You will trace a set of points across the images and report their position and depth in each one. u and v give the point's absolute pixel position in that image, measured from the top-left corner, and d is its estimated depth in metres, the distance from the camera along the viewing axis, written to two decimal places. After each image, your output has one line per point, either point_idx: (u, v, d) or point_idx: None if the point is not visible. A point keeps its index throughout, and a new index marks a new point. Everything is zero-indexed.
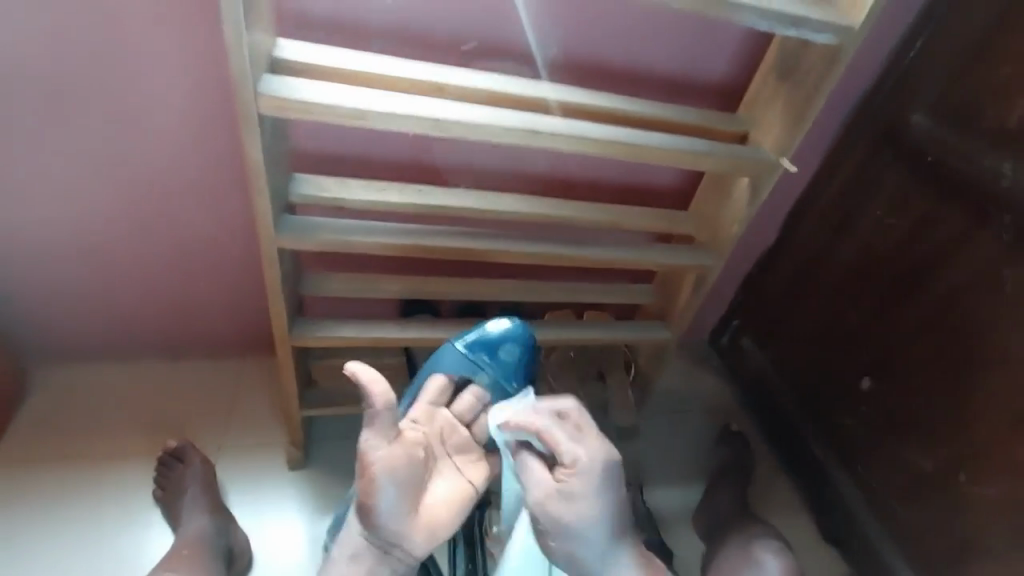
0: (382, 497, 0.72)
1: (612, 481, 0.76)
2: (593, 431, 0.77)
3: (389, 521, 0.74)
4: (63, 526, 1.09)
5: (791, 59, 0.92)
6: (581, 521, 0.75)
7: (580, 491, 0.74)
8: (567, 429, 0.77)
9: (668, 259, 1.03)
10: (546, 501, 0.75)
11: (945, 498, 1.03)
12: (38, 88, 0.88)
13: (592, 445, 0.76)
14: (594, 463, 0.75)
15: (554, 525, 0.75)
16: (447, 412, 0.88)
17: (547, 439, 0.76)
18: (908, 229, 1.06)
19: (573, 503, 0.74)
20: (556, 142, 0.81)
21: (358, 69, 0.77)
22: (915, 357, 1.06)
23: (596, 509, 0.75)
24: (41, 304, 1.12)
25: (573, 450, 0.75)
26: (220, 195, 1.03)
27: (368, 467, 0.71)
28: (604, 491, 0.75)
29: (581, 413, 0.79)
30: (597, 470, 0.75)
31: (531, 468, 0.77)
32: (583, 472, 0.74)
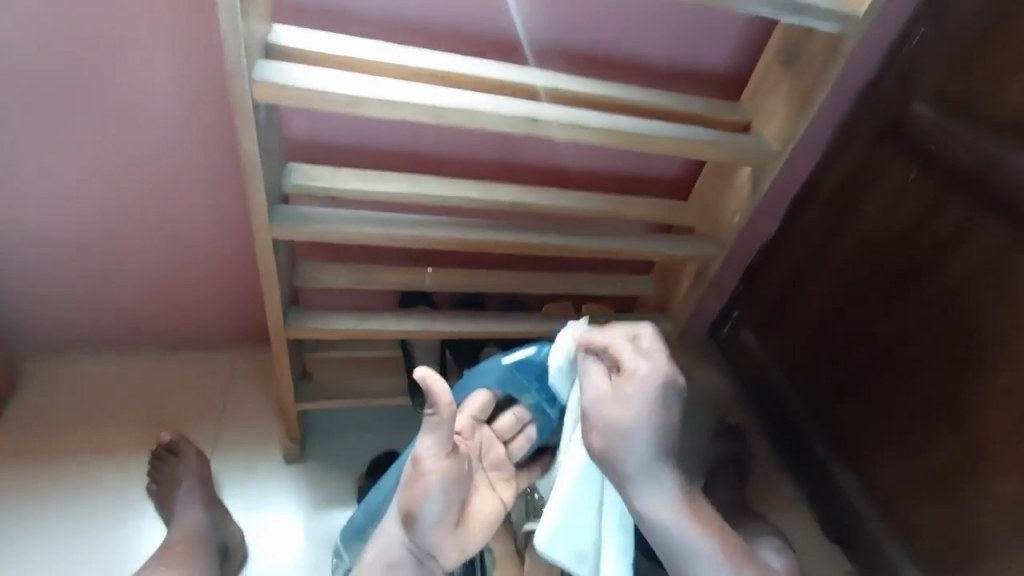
0: (427, 507, 0.68)
1: (669, 405, 0.68)
2: (661, 352, 0.70)
3: (427, 533, 0.70)
4: (57, 520, 1.08)
5: (795, 47, 0.90)
6: (634, 426, 0.67)
7: (634, 398, 0.67)
8: (634, 346, 0.70)
9: (669, 250, 1.02)
10: (603, 403, 0.68)
11: (947, 493, 1.03)
12: (26, 76, 0.86)
13: (657, 361, 0.69)
14: (657, 377, 0.68)
15: (606, 422, 0.67)
16: (488, 429, 0.79)
17: (615, 354, 0.69)
18: (912, 219, 1.04)
19: (630, 406, 0.67)
20: (556, 131, 0.80)
21: (353, 56, 0.75)
22: (919, 351, 1.05)
23: (645, 423, 0.67)
24: (33, 297, 1.11)
25: (638, 361, 0.68)
26: (212, 186, 1.01)
27: (421, 471, 0.68)
28: (661, 410, 0.68)
29: (653, 335, 0.71)
30: (660, 381, 0.68)
31: (590, 364, 0.71)
32: (642, 383, 0.67)
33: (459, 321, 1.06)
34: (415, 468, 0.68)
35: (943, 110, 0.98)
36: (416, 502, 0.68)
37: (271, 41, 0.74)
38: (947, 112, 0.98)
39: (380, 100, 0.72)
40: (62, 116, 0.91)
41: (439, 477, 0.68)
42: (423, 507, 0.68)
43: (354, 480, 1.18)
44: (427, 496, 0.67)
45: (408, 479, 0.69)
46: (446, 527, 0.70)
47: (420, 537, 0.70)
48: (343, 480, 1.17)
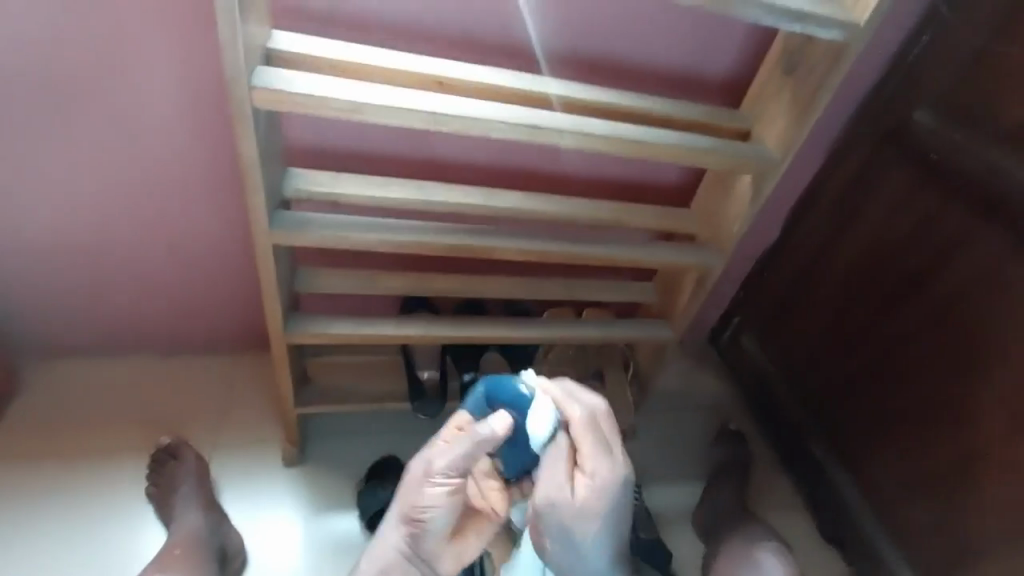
0: (429, 519, 0.72)
1: (619, 502, 0.73)
2: (617, 448, 0.73)
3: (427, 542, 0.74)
4: (56, 521, 1.08)
5: (796, 54, 0.90)
6: (584, 532, 0.73)
7: (589, 503, 0.71)
8: (595, 437, 0.72)
9: (669, 257, 1.02)
10: (556, 507, 0.70)
11: (947, 502, 1.02)
12: (29, 80, 0.86)
13: (609, 457, 0.72)
14: (611, 481, 0.71)
15: (561, 526, 0.72)
16: None
17: (574, 435, 0.72)
18: (912, 227, 1.04)
19: (582, 510, 0.71)
20: (556, 138, 0.80)
21: (353, 62, 0.75)
22: (918, 361, 1.05)
23: (595, 524, 0.72)
24: (35, 299, 1.12)
25: (596, 462, 0.71)
26: (213, 190, 1.01)
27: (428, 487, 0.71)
28: (610, 509, 0.72)
29: (609, 415, 0.75)
30: (611, 486, 0.71)
31: (549, 462, 0.71)
32: (598, 487, 0.71)
33: (459, 326, 1.06)
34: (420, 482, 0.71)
35: (943, 118, 0.98)
36: (417, 512, 0.72)
37: (271, 46, 0.74)
38: (948, 120, 0.97)
39: (379, 106, 0.72)
40: (64, 119, 0.91)
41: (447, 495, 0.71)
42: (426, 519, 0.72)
43: (353, 485, 1.17)
44: (431, 510, 0.71)
45: (410, 490, 0.72)
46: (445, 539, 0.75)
47: (419, 545, 0.74)
48: (342, 484, 1.17)
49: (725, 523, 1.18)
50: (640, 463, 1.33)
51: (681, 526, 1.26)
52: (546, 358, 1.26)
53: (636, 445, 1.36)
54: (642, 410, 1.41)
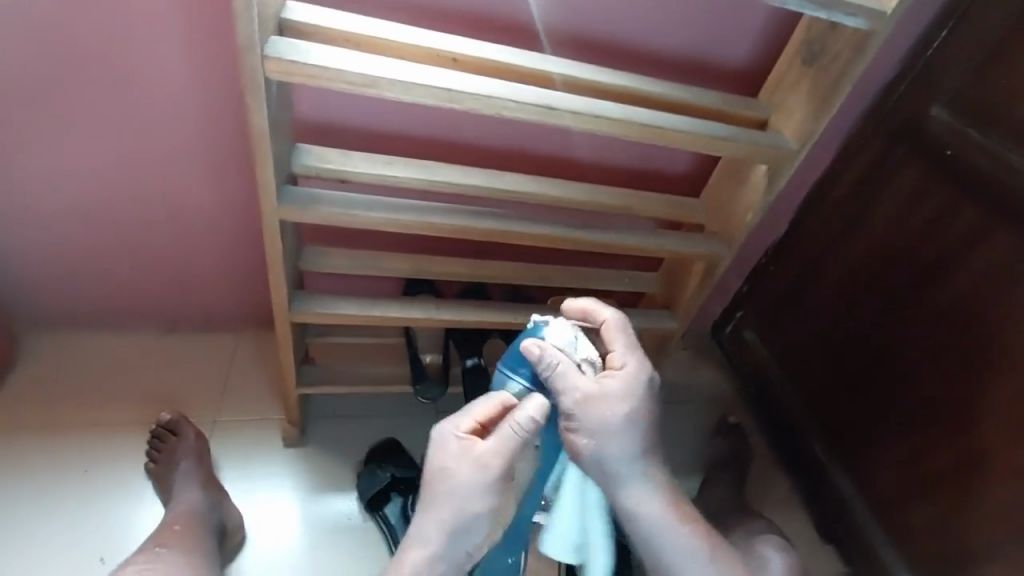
0: (461, 505, 0.67)
1: (647, 403, 0.73)
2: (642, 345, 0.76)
3: (464, 535, 0.68)
4: (53, 494, 1.08)
5: (817, 43, 0.88)
6: (616, 428, 0.71)
7: (623, 390, 0.71)
8: (620, 336, 0.75)
9: (679, 247, 1.01)
10: (589, 398, 0.70)
11: (946, 500, 1.02)
12: (34, 43, 0.84)
13: (636, 352, 0.75)
14: (638, 376, 0.72)
15: (595, 423, 0.70)
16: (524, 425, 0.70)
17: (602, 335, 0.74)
18: (923, 224, 1.03)
19: (615, 397, 0.70)
20: (572, 120, 0.78)
21: (368, 34, 0.74)
22: (922, 358, 1.05)
23: (625, 422, 0.71)
24: (34, 270, 1.10)
25: (623, 356, 0.73)
26: (219, 164, 1.00)
27: (457, 468, 0.66)
28: (641, 407, 0.72)
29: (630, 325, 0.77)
30: (642, 377, 0.73)
31: (577, 358, 0.71)
32: (629, 375, 0.72)
33: (464, 310, 1.05)
34: (448, 458, 0.67)
35: (961, 114, 0.97)
36: (445, 494, 0.67)
37: (283, 15, 0.72)
38: (966, 116, 0.96)
39: (394, 80, 0.71)
40: (68, 86, 0.89)
41: (483, 480, 0.66)
42: (460, 506, 0.67)
43: (352, 465, 1.17)
44: (464, 492, 0.66)
45: (437, 472, 0.68)
46: (484, 534, 0.69)
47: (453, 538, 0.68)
48: (341, 465, 1.17)
49: (723, 514, 1.18)
50: None
51: None
52: None
53: None
54: None
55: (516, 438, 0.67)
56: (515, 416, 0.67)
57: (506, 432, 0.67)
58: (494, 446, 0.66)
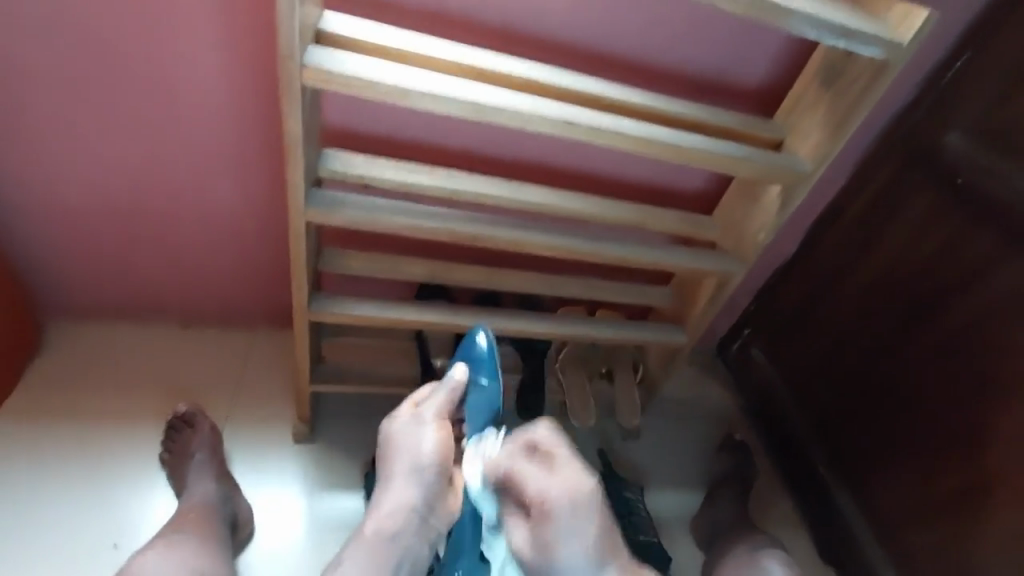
0: (408, 452, 0.84)
1: (584, 511, 0.77)
2: (565, 459, 0.79)
3: (418, 480, 0.84)
4: (70, 480, 1.10)
5: (834, 71, 0.91)
6: (564, 558, 0.75)
7: (553, 532, 0.75)
8: (535, 461, 0.79)
9: (691, 263, 1.03)
10: (529, 548, 0.77)
11: (951, 524, 1.03)
12: (80, 42, 0.88)
13: (563, 478, 0.77)
14: (564, 492, 0.76)
15: (539, 554, 0.76)
16: (439, 394, 0.87)
17: (519, 472, 0.78)
18: (935, 250, 1.04)
19: (548, 541, 0.75)
20: (593, 136, 0.81)
21: (401, 47, 0.77)
22: (930, 380, 1.05)
23: (576, 542, 0.76)
24: (62, 260, 1.13)
25: (543, 487, 0.76)
26: (247, 164, 1.03)
27: (399, 426, 0.86)
28: (583, 516, 0.76)
29: (550, 438, 0.81)
30: (569, 499, 0.76)
31: (514, 522, 0.80)
32: (552, 512, 0.75)
33: (478, 316, 1.07)
34: (393, 421, 0.87)
35: (975, 143, 0.98)
36: (394, 449, 0.85)
37: (321, 26, 0.75)
38: (980, 146, 0.97)
39: (425, 93, 0.73)
40: (109, 84, 0.93)
41: (420, 425, 0.85)
42: (407, 452, 0.84)
43: (360, 465, 1.19)
44: (407, 440, 0.85)
45: (385, 436, 0.87)
46: (437, 478, 0.85)
47: (409, 482, 0.83)
48: (350, 464, 1.19)
49: (727, 530, 1.18)
50: (644, 466, 1.34)
51: (680, 532, 1.27)
52: (558, 353, 1.27)
53: (641, 448, 1.36)
54: (647, 413, 1.41)
55: (445, 395, 0.88)
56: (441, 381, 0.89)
57: (438, 392, 0.88)
58: (430, 400, 0.88)
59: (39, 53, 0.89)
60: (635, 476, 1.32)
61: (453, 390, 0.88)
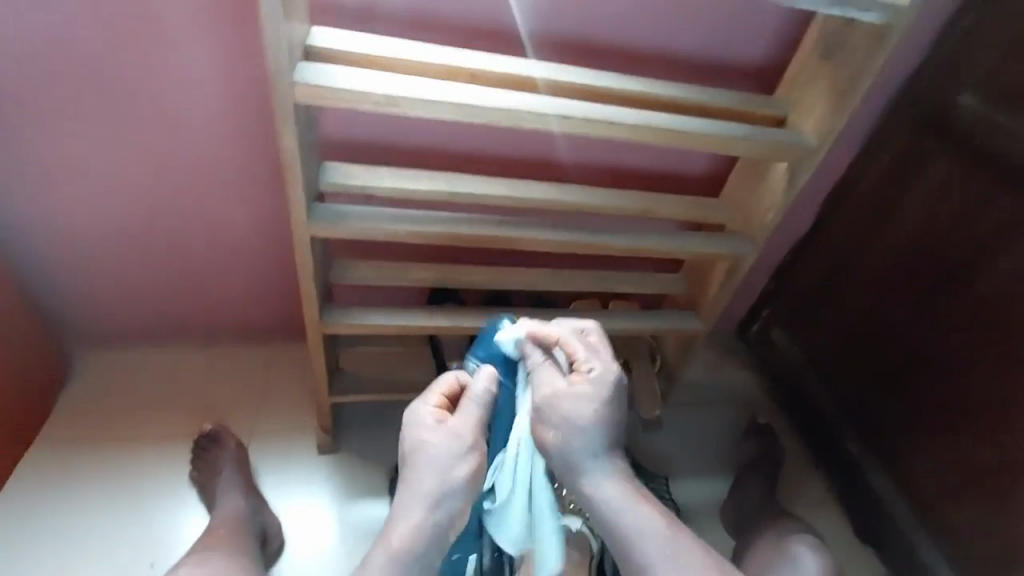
0: (435, 471, 0.75)
1: (617, 399, 0.79)
2: (608, 353, 0.80)
3: (445, 502, 0.75)
4: (105, 504, 1.13)
5: (835, 38, 0.87)
6: (586, 419, 0.76)
7: (585, 395, 0.76)
8: (584, 344, 0.80)
9: (701, 247, 1.01)
10: (560, 395, 0.76)
11: (992, 495, 0.99)
12: (82, 76, 0.90)
13: (603, 361, 0.79)
14: (604, 376, 0.78)
15: (563, 416, 0.76)
16: (472, 406, 0.78)
17: (566, 347, 0.80)
18: (954, 215, 1.01)
19: (581, 402, 0.76)
20: (589, 128, 0.80)
21: (389, 55, 0.76)
22: (958, 350, 1.02)
23: (594, 417, 0.77)
24: (83, 291, 1.17)
25: (592, 360, 0.79)
26: (251, 183, 1.04)
27: (429, 439, 0.76)
28: (609, 406, 0.78)
29: (600, 332, 0.82)
30: (609, 381, 0.78)
31: (547, 372, 0.78)
32: (595, 381, 0.77)
33: (489, 316, 1.07)
34: (420, 434, 0.77)
35: (987, 100, 0.95)
36: (420, 465, 0.76)
37: (309, 41, 0.75)
38: (992, 103, 0.94)
39: (415, 99, 0.73)
40: (112, 117, 0.95)
41: (454, 442, 0.76)
42: (437, 470, 0.75)
43: (383, 471, 1.20)
44: (439, 456, 0.76)
45: (412, 448, 0.77)
46: (465, 500, 0.76)
47: (434, 503, 0.75)
48: (373, 472, 1.20)
49: (757, 514, 1.16)
50: (669, 456, 1.32)
51: (709, 519, 1.24)
52: None
53: (665, 438, 1.34)
54: (669, 402, 1.39)
55: (477, 409, 0.78)
56: (471, 392, 0.79)
57: (469, 403, 0.78)
58: (462, 413, 0.78)
59: (43, 91, 0.91)
60: (660, 466, 1.30)
61: (485, 403, 0.78)
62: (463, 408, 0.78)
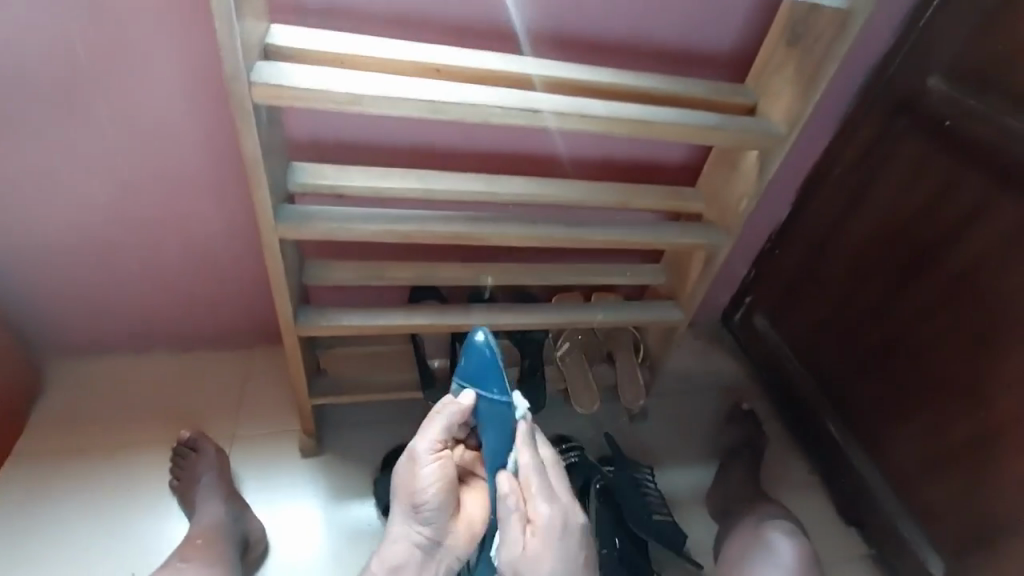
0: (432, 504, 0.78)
1: (573, 550, 0.73)
2: (563, 499, 0.74)
3: (423, 512, 0.79)
4: (82, 516, 1.11)
5: (801, 24, 0.87)
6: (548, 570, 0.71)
7: (543, 555, 0.71)
8: (541, 485, 0.74)
9: (676, 237, 1.00)
10: (517, 563, 0.71)
11: (968, 474, 1.00)
12: (37, 82, 0.87)
13: (559, 506, 0.73)
14: (557, 525, 0.72)
15: None
16: (439, 424, 0.79)
17: (524, 488, 0.74)
18: (925, 199, 1.02)
19: (539, 564, 0.71)
20: (557, 120, 0.79)
21: (350, 52, 0.75)
22: (931, 333, 1.03)
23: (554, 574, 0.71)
24: (52, 302, 1.14)
25: (545, 511, 0.72)
26: (220, 187, 1.02)
27: (428, 476, 0.77)
28: (569, 555, 0.72)
29: (558, 471, 0.79)
30: (560, 533, 0.72)
31: (507, 519, 0.72)
32: (547, 534, 0.71)
33: (468, 314, 1.06)
34: (418, 467, 0.78)
35: (956, 83, 0.96)
36: (417, 498, 0.78)
37: (268, 40, 0.74)
38: (962, 85, 0.95)
39: (377, 96, 0.72)
40: (71, 124, 0.92)
41: (420, 461, 0.78)
42: (408, 488, 0.78)
43: (367, 471, 1.20)
44: (437, 492, 0.77)
45: (409, 478, 0.78)
46: (441, 509, 0.79)
47: (431, 528, 0.80)
48: (357, 473, 1.20)
49: (741, 501, 1.17)
50: (655, 447, 1.32)
51: (694, 507, 1.25)
52: (557, 341, 1.26)
53: (651, 429, 1.35)
54: (654, 392, 1.40)
55: (444, 425, 0.79)
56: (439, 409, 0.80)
57: (436, 422, 0.79)
58: (429, 431, 0.79)
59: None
60: (645, 457, 1.30)
61: (453, 418, 0.79)
62: (430, 427, 0.79)
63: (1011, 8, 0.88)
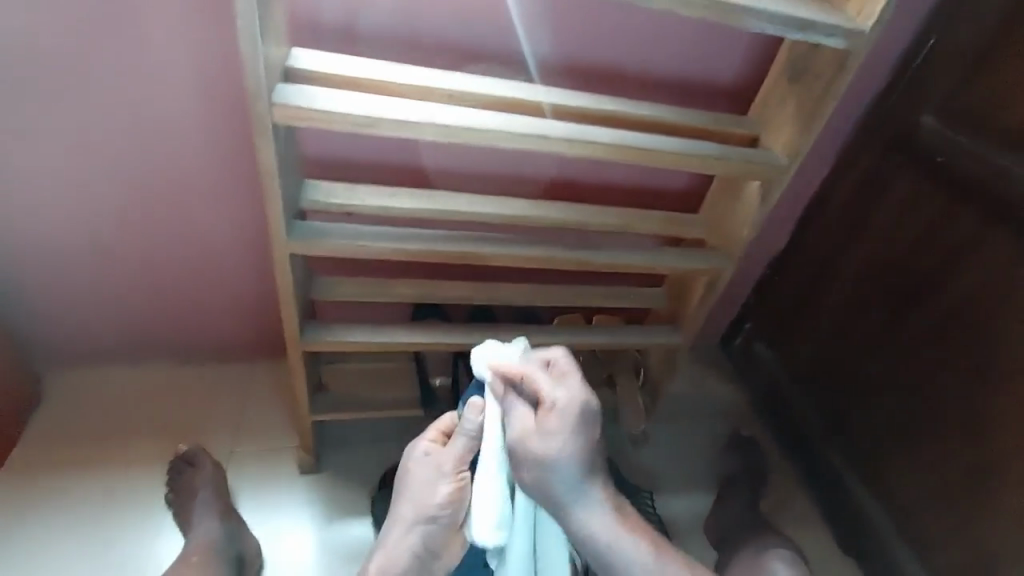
0: (441, 518, 0.79)
1: (590, 423, 0.75)
2: (577, 378, 0.76)
3: (423, 527, 0.80)
4: (74, 529, 1.10)
5: (801, 61, 0.91)
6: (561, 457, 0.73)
7: (558, 431, 0.72)
8: (550, 375, 0.76)
9: (679, 262, 1.02)
10: (525, 436, 0.73)
11: (968, 508, 1.00)
12: (58, 96, 0.90)
13: (573, 386, 0.75)
14: (572, 404, 0.73)
15: (537, 455, 0.73)
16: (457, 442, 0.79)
17: (529, 384, 0.75)
18: (920, 232, 1.04)
19: (551, 441, 0.72)
20: (565, 147, 0.81)
21: (368, 76, 0.78)
22: (931, 364, 1.04)
23: (570, 451, 0.73)
24: (57, 311, 1.15)
25: (556, 392, 0.74)
26: (233, 202, 1.05)
27: (441, 494, 0.78)
28: (583, 432, 0.74)
29: (569, 359, 0.78)
30: (576, 408, 0.73)
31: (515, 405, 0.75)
32: (562, 414, 0.73)
33: (468, 333, 1.06)
34: (434, 483, 0.78)
35: (950, 122, 0.99)
36: (427, 512, 0.79)
37: (290, 63, 0.77)
38: (952, 123, 0.99)
39: (392, 120, 0.74)
40: (90, 136, 0.95)
41: (437, 479, 0.78)
42: (418, 501, 0.79)
43: (364, 487, 1.19)
44: (447, 509, 0.79)
45: (421, 492, 0.79)
46: (448, 526, 0.80)
47: (434, 539, 0.80)
48: (355, 490, 1.19)
49: (740, 529, 1.16)
50: (654, 471, 1.31)
51: (694, 533, 1.24)
52: None
53: (651, 453, 1.34)
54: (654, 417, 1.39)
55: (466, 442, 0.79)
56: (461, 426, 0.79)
57: (458, 438, 0.79)
58: (450, 449, 0.79)
59: (17, 108, 0.90)
60: (644, 481, 1.30)
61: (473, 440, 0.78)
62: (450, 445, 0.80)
63: (1008, 50, 0.90)
